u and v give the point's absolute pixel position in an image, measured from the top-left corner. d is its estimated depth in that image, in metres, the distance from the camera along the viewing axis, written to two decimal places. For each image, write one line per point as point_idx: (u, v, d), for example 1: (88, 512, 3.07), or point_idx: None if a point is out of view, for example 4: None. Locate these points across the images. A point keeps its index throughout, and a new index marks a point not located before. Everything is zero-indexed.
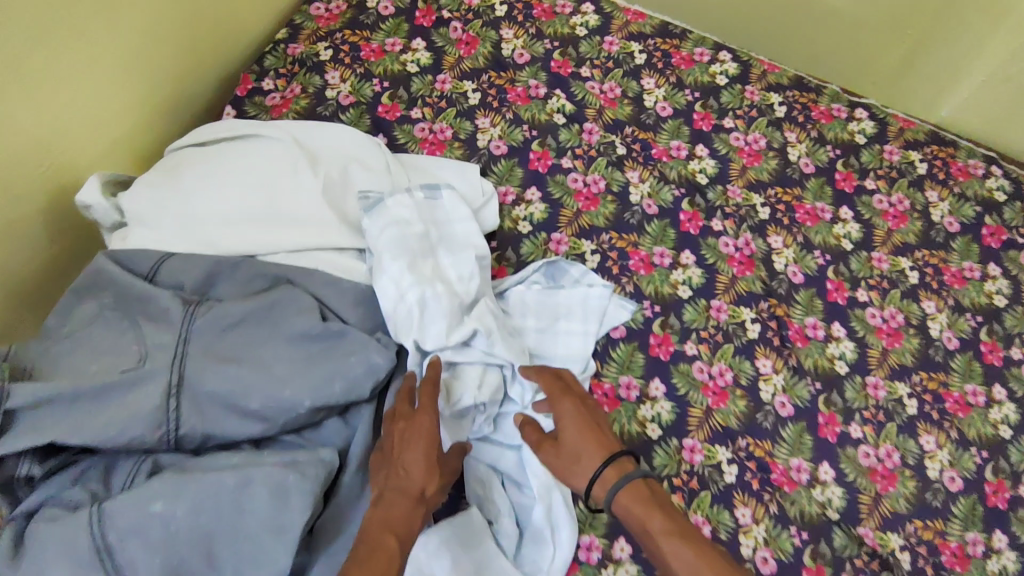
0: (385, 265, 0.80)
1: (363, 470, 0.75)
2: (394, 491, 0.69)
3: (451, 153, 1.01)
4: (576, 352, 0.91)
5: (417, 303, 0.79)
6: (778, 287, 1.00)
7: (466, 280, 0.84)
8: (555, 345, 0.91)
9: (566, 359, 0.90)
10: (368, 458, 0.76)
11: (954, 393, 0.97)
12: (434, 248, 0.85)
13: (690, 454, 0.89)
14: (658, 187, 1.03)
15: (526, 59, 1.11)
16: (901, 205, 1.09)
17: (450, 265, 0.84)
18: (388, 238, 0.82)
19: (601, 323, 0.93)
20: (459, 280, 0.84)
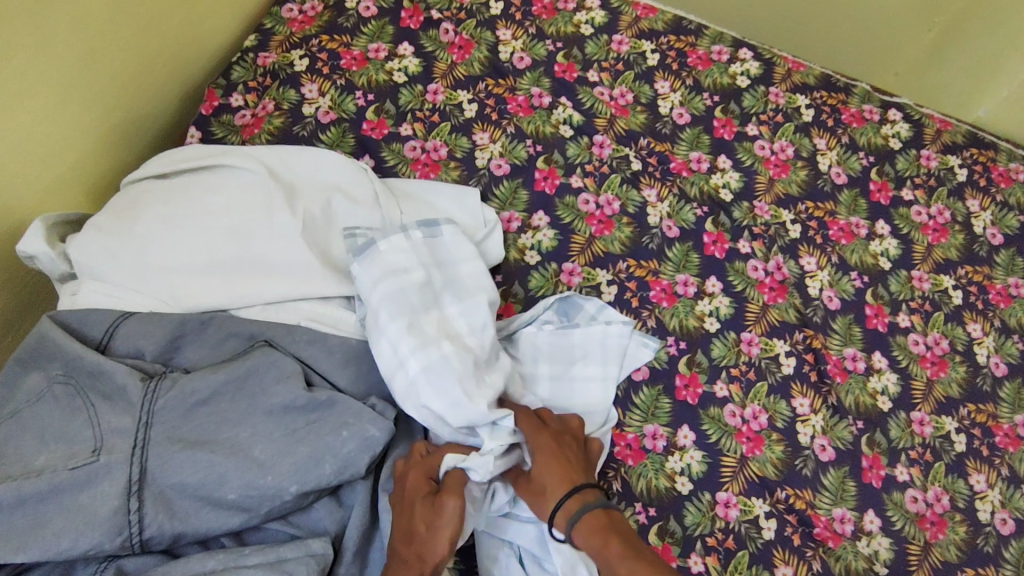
0: (383, 321, 0.69)
1: (361, 558, 0.66)
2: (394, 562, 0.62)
3: (446, 176, 0.90)
4: (596, 401, 0.80)
5: (426, 364, 0.68)
6: (813, 315, 0.89)
7: (478, 333, 0.74)
8: (572, 394, 0.79)
9: (584, 410, 0.79)
10: (366, 543, 0.66)
11: (1003, 426, 0.87)
12: (438, 296, 0.75)
13: (725, 510, 0.77)
14: (678, 206, 0.93)
15: (527, 63, 0.99)
16: (942, 217, 0.99)
17: (458, 316, 0.74)
18: (384, 290, 0.71)
19: (621, 364, 0.82)
20: (468, 333, 0.73)
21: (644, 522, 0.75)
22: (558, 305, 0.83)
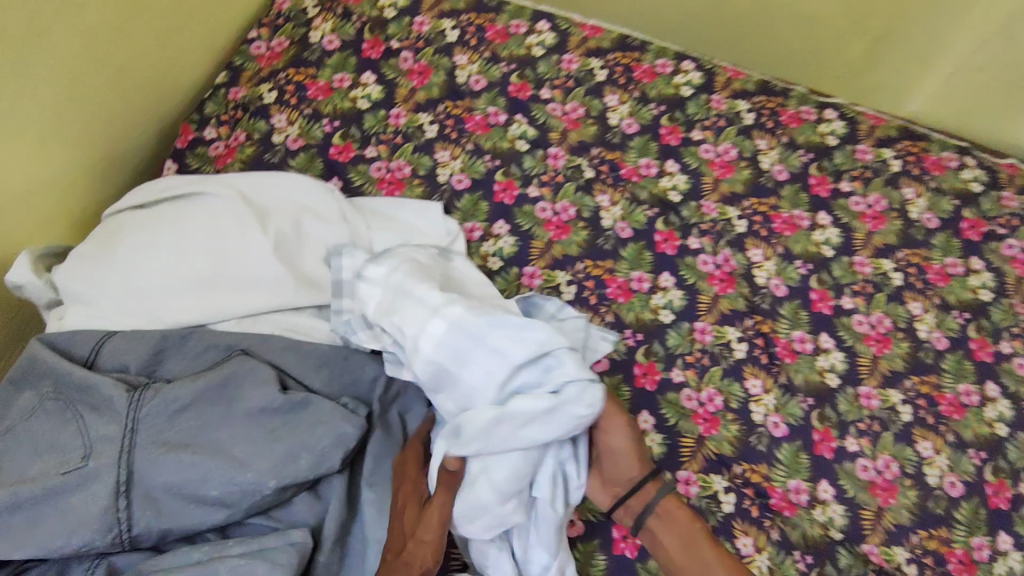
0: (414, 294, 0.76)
1: (340, 546, 0.70)
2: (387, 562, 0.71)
3: (411, 192, 0.96)
4: None
5: (452, 344, 0.73)
6: (761, 302, 0.95)
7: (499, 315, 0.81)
8: None
9: None
10: (344, 532, 0.71)
11: (947, 396, 0.93)
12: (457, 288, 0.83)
13: (686, 487, 0.84)
14: (630, 209, 0.99)
15: (483, 85, 1.06)
16: (879, 205, 1.05)
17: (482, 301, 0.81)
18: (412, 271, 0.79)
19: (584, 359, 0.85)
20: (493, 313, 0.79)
21: None
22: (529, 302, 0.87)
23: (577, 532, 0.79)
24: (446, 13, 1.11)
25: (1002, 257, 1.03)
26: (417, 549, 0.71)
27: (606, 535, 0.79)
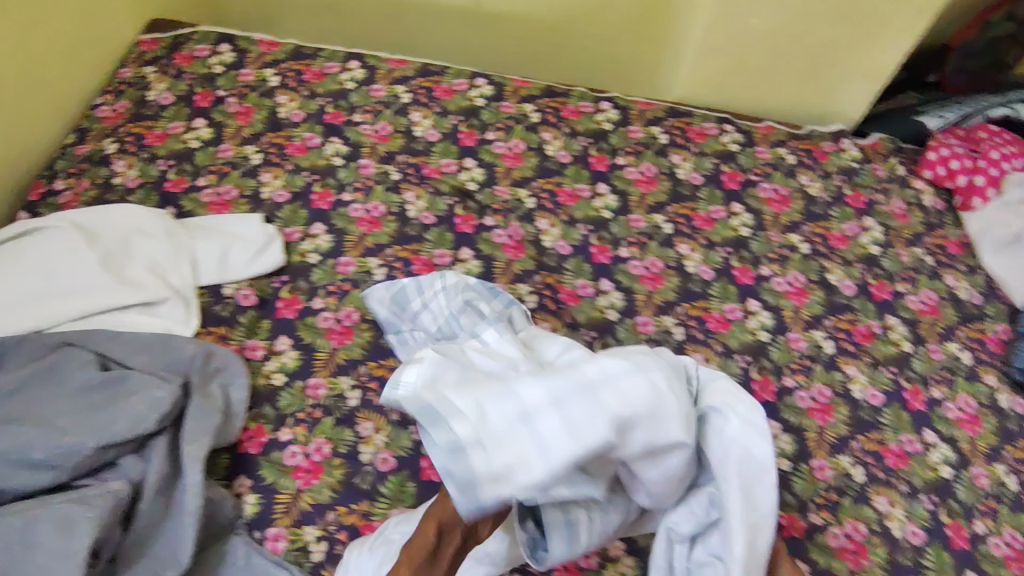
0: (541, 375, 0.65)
1: (162, 496, 0.83)
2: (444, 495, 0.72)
3: (237, 210, 1.11)
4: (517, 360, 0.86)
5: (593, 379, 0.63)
6: (548, 261, 1.13)
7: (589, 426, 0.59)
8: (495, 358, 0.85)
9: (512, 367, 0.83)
10: (166, 485, 0.83)
11: (714, 314, 1.10)
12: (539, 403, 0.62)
13: (382, 463, 0.93)
14: (433, 200, 1.16)
15: (301, 116, 1.22)
16: (649, 172, 1.24)
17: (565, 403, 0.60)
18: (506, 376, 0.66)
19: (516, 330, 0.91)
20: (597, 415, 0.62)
21: (418, 439, 0.96)
22: (472, 288, 0.96)
23: (389, 467, 0.93)
24: (269, 63, 1.29)
25: (759, 199, 1.23)
26: None
27: (414, 466, 0.94)
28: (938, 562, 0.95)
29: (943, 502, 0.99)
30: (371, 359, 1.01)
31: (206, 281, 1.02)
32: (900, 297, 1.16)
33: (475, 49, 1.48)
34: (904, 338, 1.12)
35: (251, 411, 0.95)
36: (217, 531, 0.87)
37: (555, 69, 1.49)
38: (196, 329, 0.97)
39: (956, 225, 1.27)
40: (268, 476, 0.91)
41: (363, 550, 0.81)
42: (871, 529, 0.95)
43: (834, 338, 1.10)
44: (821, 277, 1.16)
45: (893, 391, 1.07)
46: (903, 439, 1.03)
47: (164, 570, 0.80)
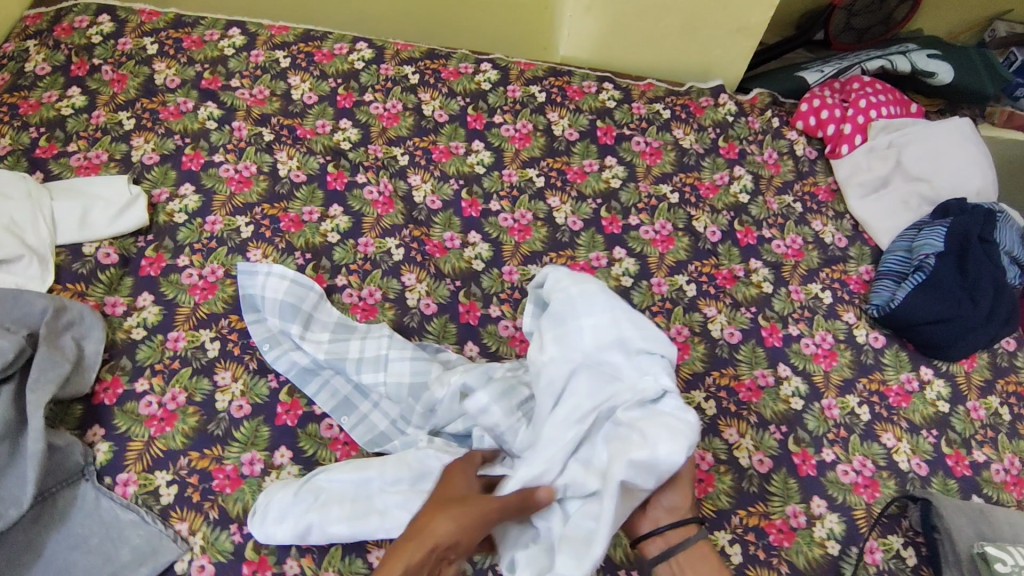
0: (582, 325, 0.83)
1: (8, 440, 0.86)
2: (416, 538, 0.66)
3: (106, 172, 1.13)
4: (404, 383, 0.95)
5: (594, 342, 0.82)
6: (417, 215, 1.15)
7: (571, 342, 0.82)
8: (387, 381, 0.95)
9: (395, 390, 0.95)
10: (11, 430, 0.86)
11: (580, 262, 1.13)
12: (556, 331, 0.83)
13: (237, 410, 0.95)
14: (305, 159, 1.18)
15: (177, 83, 1.25)
16: (525, 128, 1.27)
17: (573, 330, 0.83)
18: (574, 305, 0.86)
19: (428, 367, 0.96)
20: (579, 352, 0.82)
21: (275, 386, 0.97)
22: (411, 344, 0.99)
23: (244, 413, 0.95)
24: (148, 33, 1.31)
25: (633, 152, 1.27)
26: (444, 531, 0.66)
27: (270, 412, 0.95)
28: (785, 489, 0.98)
29: (793, 431, 1.02)
30: (233, 313, 1.03)
31: (64, 240, 1.04)
32: (764, 242, 1.20)
33: (367, 15, 1.50)
34: (765, 279, 1.16)
35: (106, 363, 0.97)
36: (67, 477, 0.88)
37: (449, 32, 1.51)
38: (50, 285, 1.00)
39: (826, 174, 1.31)
40: (121, 425, 0.93)
41: (285, 493, 0.85)
42: (718, 458, 0.98)
43: (696, 282, 1.14)
44: (687, 224, 1.20)
45: (751, 329, 1.10)
46: (756, 373, 1.06)
47: (6, 509, 0.83)
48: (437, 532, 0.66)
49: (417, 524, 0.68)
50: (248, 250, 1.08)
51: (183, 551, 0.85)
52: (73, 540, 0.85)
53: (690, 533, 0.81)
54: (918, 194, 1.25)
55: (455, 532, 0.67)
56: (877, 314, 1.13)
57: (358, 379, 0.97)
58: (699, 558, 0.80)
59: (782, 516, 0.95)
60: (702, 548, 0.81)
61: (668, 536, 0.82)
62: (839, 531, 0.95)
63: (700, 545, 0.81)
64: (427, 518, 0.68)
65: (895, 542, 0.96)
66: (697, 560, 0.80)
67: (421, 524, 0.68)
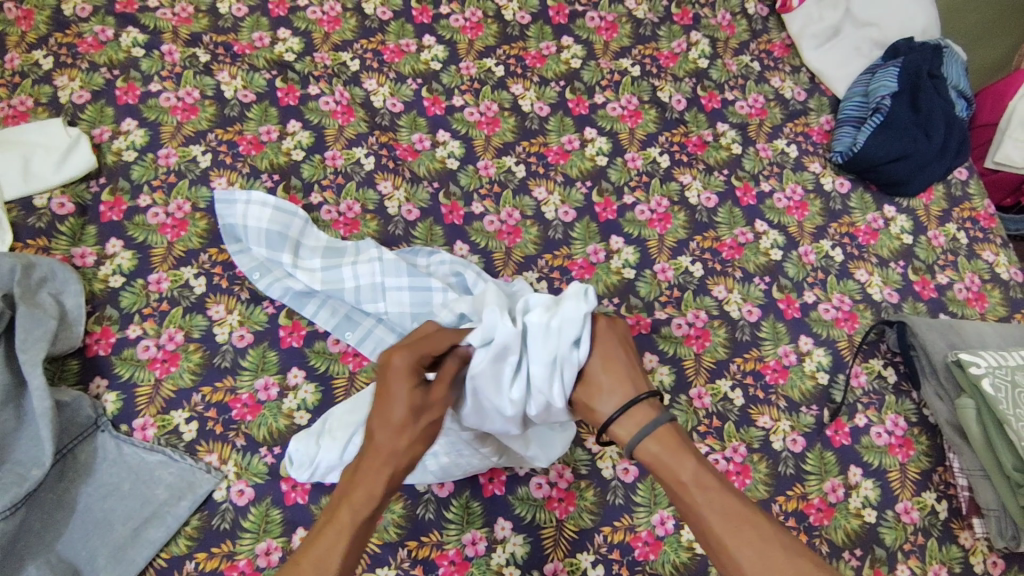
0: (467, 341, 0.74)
1: (10, 407, 0.84)
2: (378, 451, 0.67)
3: (36, 118, 1.04)
4: (407, 304, 0.96)
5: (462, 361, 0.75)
6: (381, 120, 1.11)
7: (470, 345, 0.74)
8: (387, 304, 0.96)
9: (400, 313, 0.96)
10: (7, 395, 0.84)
11: (553, 148, 1.12)
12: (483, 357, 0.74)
13: (238, 339, 0.94)
14: (250, 77, 1.11)
15: (89, 11, 1.14)
16: (475, 17, 1.22)
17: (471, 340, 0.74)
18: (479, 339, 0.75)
19: (425, 281, 0.96)
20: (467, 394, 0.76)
21: (273, 311, 0.96)
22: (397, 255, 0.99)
23: (247, 342, 0.94)
24: None
25: (587, 30, 1.24)
26: (399, 443, 0.68)
27: (273, 336, 0.95)
28: (775, 333, 1.03)
29: (776, 280, 1.07)
30: (211, 246, 0.99)
31: (13, 194, 0.98)
32: (728, 105, 1.21)
33: None
34: (733, 141, 1.18)
35: (92, 314, 0.93)
36: (82, 431, 0.86)
37: None
38: (11, 244, 0.95)
39: (779, 30, 1.32)
40: (124, 372, 0.91)
41: (332, 453, 0.83)
42: (710, 315, 1.03)
43: (669, 152, 1.15)
44: (652, 96, 1.20)
45: (726, 191, 1.13)
46: (736, 232, 1.10)
47: (29, 471, 0.81)
48: (398, 453, 0.67)
49: (376, 433, 0.68)
50: (212, 179, 1.03)
51: (219, 479, 0.86)
52: (105, 488, 0.85)
53: (645, 432, 0.71)
54: (869, 40, 1.27)
55: (410, 437, 0.68)
56: (841, 161, 1.17)
57: (354, 300, 0.96)
58: (658, 460, 0.70)
59: (775, 357, 1.01)
60: (657, 446, 0.70)
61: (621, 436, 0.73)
62: (826, 363, 1.02)
63: (661, 437, 0.71)
64: (389, 434, 0.67)
65: (876, 364, 1.04)
66: (671, 455, 0.69)
67: (382, 435, 0.68)
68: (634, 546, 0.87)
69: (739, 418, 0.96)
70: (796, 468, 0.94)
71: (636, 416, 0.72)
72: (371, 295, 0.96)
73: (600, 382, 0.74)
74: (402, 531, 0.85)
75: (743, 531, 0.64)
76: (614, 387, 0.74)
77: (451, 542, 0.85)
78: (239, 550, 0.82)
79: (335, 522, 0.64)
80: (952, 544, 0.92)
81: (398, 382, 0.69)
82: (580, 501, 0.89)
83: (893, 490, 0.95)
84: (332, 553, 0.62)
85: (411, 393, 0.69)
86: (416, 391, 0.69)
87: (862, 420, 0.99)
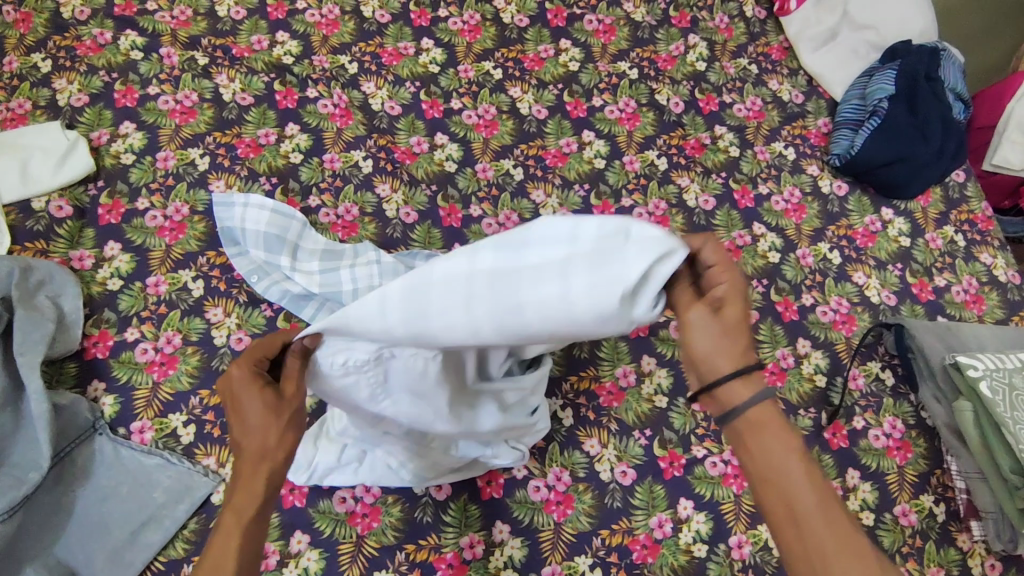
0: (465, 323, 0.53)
1: (8, 410, 0.84)
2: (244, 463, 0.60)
3: (34, 121, 1.05)
4: None
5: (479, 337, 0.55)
6: (379, 123, 1.11)
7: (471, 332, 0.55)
8: None
9: None
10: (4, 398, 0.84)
11: (551, 151, 1.13)
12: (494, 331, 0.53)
13: (236, 342, 0.94)
14: (248, 80, 1.12)
15: (88, 14, 1.14)
16: (474, 20, 1.23)
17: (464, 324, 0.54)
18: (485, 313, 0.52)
19: None
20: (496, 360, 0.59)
21: (271, 314, 0.96)
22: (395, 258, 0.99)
23: (245, 345, 0.94)
24: None
25: (585, 33, 1.25)
26: (265, 442, 0.60)
27: None
28: (773, 335, 1.03)
29: (773, 283, 1.07)
30: (209, 249, 0.99)
31: (11, 197, 0.98)
32: (726, 107, 1.21)
33: None
34: (731, 144, 1.18)
35: (91, 317, 0.93)
36: (80, 435, 0.86)
37: None
38: (9, 247, 0.95)
39: (777, 32, 1.32)
40: (122, 376, 0.91)
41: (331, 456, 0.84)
42: None
43: (667, 155, 1.15)
44: (650, 99, 1.20)
45: (724, 194, 1.13)
46: (734, 235, 1.10)
47: (27, 474, 0.81)
48: (266, 454, 0.60)
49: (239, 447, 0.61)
50: (210, 182, 1.03)
51: (217, 483, 0.86)
52: (103, 492, 0.85)
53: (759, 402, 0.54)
54: (866, 43, 1.28)
55: (278, 432, 0.61)
56: (839, 164, 1.17)
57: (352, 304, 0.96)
58: (762, 433, 0.55)
59: (773, 359, 1.01)
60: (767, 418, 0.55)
61: (729, 403, 0.55)
62: (824, 365, 1.03)
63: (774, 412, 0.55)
64: (253, 439, 0.60)
65: (874, 367, 1.04)
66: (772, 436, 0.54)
67: (246, 444, 0.60)
68: (632, 549, 0.87)
69: None
70: None
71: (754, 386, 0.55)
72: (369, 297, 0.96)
73: (710, 344, 0.54)
74: (400, 534, 0.85)
75: (841, 534, 0.52)
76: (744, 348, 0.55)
77: (449, 545, 0.85)
78: None
79: (221, 535, 0.59)
80: (950, 546, 0.93)
81: (242, 389, 0.62)
82: (579, 504, 0.89)
83: (891, 492, 0.95)
84: (218, 564, 0.57)
85: (261, 394, 0.61)
86: (265, 394, 0.61)
87: (860, 423, 0.99)
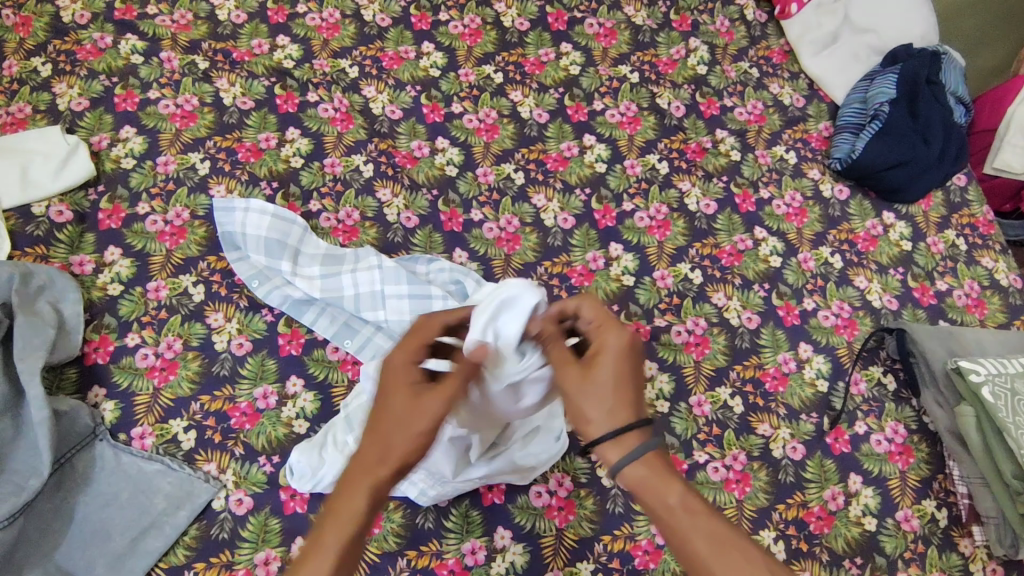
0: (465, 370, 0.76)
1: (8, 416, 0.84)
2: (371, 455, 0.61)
3: (35, 125, 1.04)
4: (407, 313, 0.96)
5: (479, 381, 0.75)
6: (380, 127, 1.11)
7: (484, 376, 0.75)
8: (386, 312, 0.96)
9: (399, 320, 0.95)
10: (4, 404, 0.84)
11: (552, 155, 1.12)
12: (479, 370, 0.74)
13: (237, 348, 0.94)
14: (249, 84, 1.11)
15: (88, 18, 1.14)
16: (474, 23, 1.22)
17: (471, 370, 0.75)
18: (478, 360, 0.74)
19: (423, 289, 0.96)
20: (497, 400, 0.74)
21: (272, 319, 0.96)
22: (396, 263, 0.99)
23: (246, 350, 0.94)
24: None
25: (586, 36, 1.25)
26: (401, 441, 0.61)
27: (272, 344, 0.95)
28: (774, 340, 1.03)
29: (775, 287, 1.07)
30: (210, 254, 0.99)
31: (11, 202, 0.98)
32: (727, 111, 1.21)
33: None
34: (732, 148, 1.18)
35: (91, 322, 0.93)
36: (80, 441, 0.86)
37: None
38: (8, 252, 0.95)
39: (778, 36, 1.32)
40: (123, 381, 0.90)
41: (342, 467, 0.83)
42: (710, 322, 1.03)
43: (668, 159, 1.15)
44: (651, 103, 1.20)
45: (726, 198, 1.13)
46: (735, 239, 1.10)
47: (27, 481, 0.81)
48: (398, 456, 0.61)
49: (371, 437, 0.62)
50: (210, 187, 1.03)
51: (218, 489, 0.85)
52: (103, 498, 0.84)
53: (632, 456, 0.60)
54: (867, 46, 1.28)
55: (413, 437, 0.61)
56: (840, 167, 1.17)
57: (354, 309, 0.96)
58: (642, 485, 0.60)
59: (775, 364, 1.01)
60: (644, 471, 0.60)
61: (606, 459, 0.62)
62: (826, 370, 1.02)
63: (651, 462, 0.60)
64: (392, 435, 0.61)
65: (876, 371, 1.04)
66: (652, 486, 0.60)
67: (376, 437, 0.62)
68: (634, 555, 0.87)
69: (738, 426, 0.96)
70: (795, 476, 0.94)
71: (631, 437, 0.61)
72: (371, 303, 0.96)
73: (581, 399, 0.63)
74: (402, 540, 0.85)
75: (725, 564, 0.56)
76: (617, 405, 0.62)
77: (450, 551, 0.85)
78: (237, 560, 0.82)
79: (336, 522, 0.59)
80: (953, 551, 0.92)
81: (397, 381, 0.64)
82: (580, 510, 0.89)
83: (893, 497, 0.95)
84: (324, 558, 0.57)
85: (404, 392, 0.63)
86: (409, 391, 0.63)
87: (862, 428, 0.99)
